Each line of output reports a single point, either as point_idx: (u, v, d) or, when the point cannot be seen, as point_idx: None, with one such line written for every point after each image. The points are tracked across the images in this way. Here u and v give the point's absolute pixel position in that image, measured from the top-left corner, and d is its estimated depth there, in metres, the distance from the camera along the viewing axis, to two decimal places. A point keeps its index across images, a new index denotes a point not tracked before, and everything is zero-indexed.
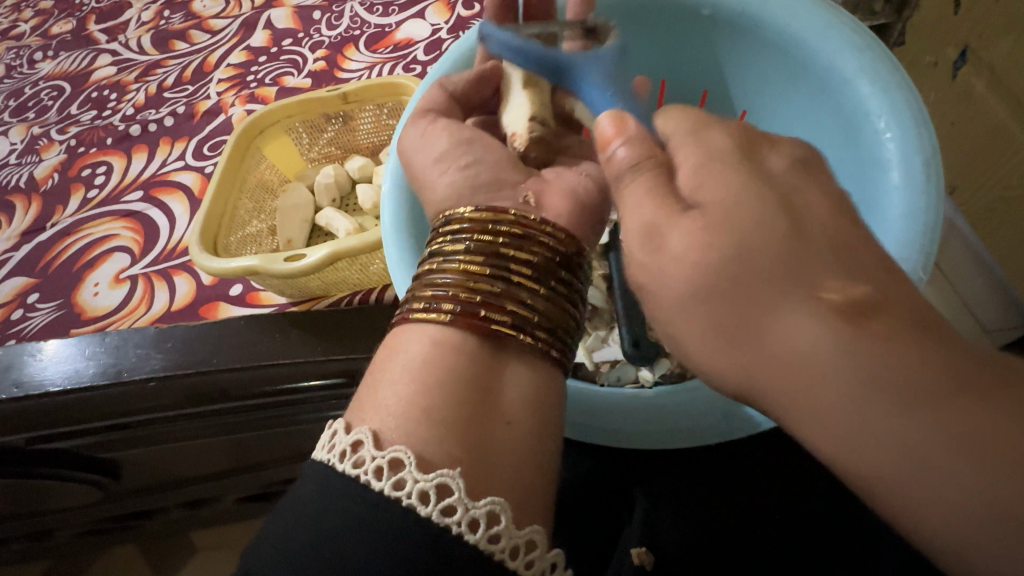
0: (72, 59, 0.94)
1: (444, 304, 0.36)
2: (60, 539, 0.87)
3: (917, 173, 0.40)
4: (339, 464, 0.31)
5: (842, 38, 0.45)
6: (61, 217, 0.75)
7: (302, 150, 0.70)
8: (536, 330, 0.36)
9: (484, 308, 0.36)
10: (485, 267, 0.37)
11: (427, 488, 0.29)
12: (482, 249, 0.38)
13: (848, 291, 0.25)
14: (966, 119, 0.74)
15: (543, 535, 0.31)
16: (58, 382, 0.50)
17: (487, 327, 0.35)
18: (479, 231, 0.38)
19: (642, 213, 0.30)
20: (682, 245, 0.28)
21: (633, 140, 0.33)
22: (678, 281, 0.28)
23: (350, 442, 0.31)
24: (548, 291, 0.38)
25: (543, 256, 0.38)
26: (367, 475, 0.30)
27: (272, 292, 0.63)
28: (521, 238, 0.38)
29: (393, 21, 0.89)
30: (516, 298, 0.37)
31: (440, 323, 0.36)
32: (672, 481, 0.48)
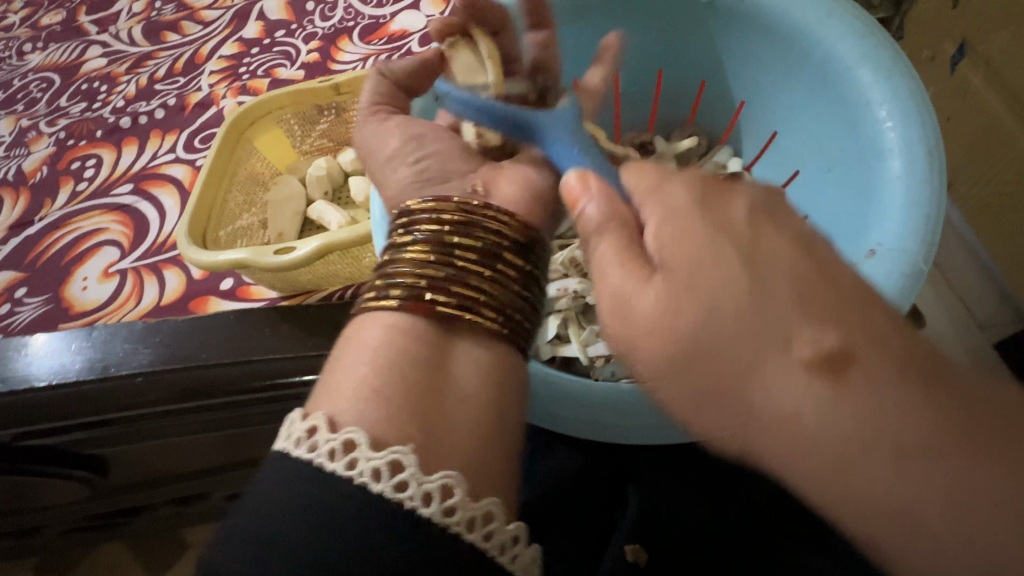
0: (62, 50, 0.93)
1: (392, 291, 0.36)
2: (51, 535, 0.86)
3: (918, 163, 0.39)
4: (294, 450, 0.30)
5: (842, 25, 0.44)
6: (49, 210, 0.74)
7: (294, 143, 0.69)
8: (484, 310, 0.36)
9: (430, 291, 0.35)
10: (431, 254, 0.36)
11: (378, 465, 0.29)
12: (430, 236, 0.37)
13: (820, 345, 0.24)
14: (964, 113, 0.74)
15: (501, 507, 0.30)
16: (43, 377, 0.49)
17: (433, 310, 0.35)
18: (424, 220, 0.38)
19: (608, 283, 0.29)
20: (652, 305, 0.27)
21: (598, 198, 0.32)
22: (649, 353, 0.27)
23: (303, 428, 0.30)
24: (497, 271, 0.37)
25: (489, 240, 0.37)
26: (319, 458, 0.29)
27: (263, 286, 0.62)
28: (467, 225, 0.37)
29: (387, 12, 0.88)
30: (462, 281, 0.36)
31: (389, 309, 0.36)
32: (662, 476, 0.48)
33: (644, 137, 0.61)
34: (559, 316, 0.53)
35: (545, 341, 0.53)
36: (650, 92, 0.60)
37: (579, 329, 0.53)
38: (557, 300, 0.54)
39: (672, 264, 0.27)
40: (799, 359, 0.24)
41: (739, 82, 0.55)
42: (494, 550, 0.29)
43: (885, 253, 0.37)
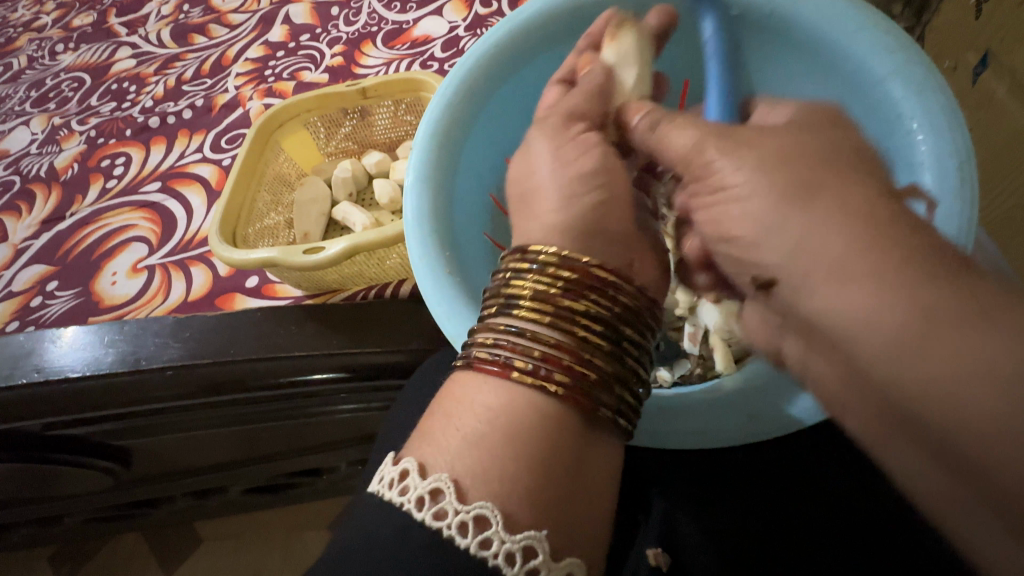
0: (93, 51, 0.95)
1: (555, 373, 0.31)
2: (72, 525, 0.88)
3: (949, 177, 0.40)
4: (416, 512, 0.28)
5: (873, 39, 0.44)
6: (80, 206, 0.76)
7: (319, 145, 0.71)
8: (633, 413, 0.34)
9: (595, 386, 0.32)
10: (602, 338, 0.33)
11: (513, 550, 0.27)
12: (604, 315, 0.34)
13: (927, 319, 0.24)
14: (987, 125, 0.73)
15: None
16: (77, 368, 0.50)
17: (595, 409, 0.31)
18: (596, 290, 0.34)
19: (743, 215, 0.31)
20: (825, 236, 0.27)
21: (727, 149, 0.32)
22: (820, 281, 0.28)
23: (427, 490, 0.28)
24: (643, 369, 0.35)
25: (641, 333, 0.36)
26: (450, 530, 0.27)
27: (288, 284, 0.63)
28: (636, 310, 0.35)
29: (411, 18, 0.89)
30: (622, 377, 0.33)
31: (545, 393, 0.31)
32: (686, 478, 0.48)
33: None
34: None
35: None
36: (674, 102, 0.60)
37: None
38: None
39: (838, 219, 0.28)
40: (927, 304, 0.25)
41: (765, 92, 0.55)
42: None
43: None
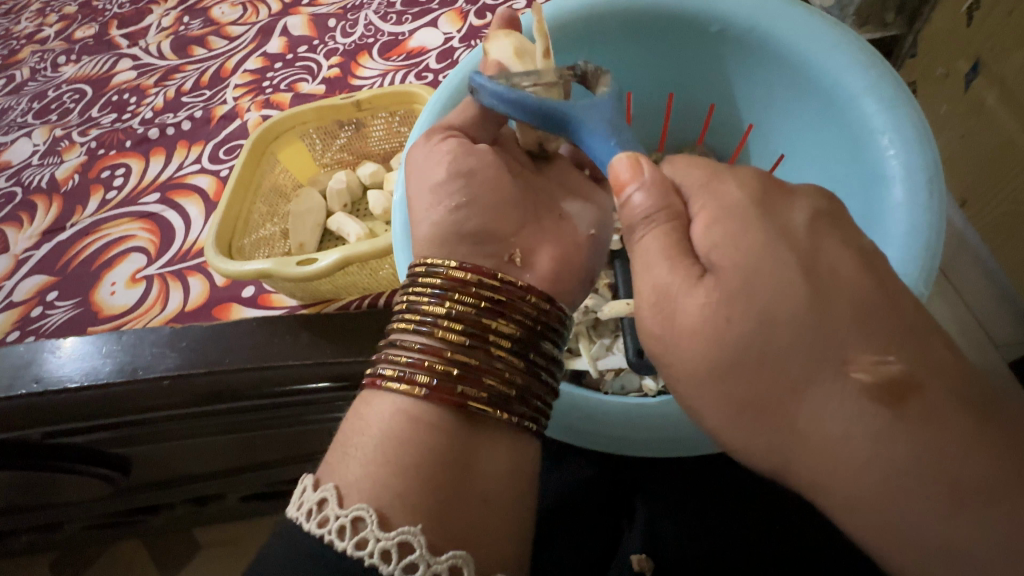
0: (94, 63, 0.97)
1: (418, 376, 0.38)
2: (71, 531, 0.89)
3: (920, 190, 0.42)
4: (338, 542, 0.32)
5: (847, 57, 0.47)
6: (80, 217, 0.77)
7: (315, 156, 0.72)
8: (512, 406, 0.39)
9: (462, 383, 0.38)
10: (463, 338, 0.39)
11: (440, 570, 0.32)
12: (462, 315, 0.39)
13: (877, 370, 0.27)
14: (975, 133, 0.74)
15: None
16: (76, 378, 0.51)
17: (463, 403, 0.37)
18: (459, 291, 0.40)
19: (652, 276, 0.33)
20: (695, 308, 0.30)
21: (650, 186, 0.35)
22: (687, 353, 0.31)
23: (348, 518, 0.33)
24: (525, 361, 0.40)
25: (517, 327, 0.40)
26: (371, 557, 0.31)
27: (283, 294, 0.64)
28: (504, 305, 0.40)
29: (407, 29, 0.91)
30: (494, 371, 0.38)
31: (413, 396, 0.37)
32: (671, 486, 0.49)
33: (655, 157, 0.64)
34: (571, 330, 0.55)
35: None
36: (662, 115, 0.63)
37: (589, 343, 0.55)
38: None
39: (723, 270, 0.30)
40: (854, 382, 0.27)
41: (746, 106, 0.58)
42: None
43: None
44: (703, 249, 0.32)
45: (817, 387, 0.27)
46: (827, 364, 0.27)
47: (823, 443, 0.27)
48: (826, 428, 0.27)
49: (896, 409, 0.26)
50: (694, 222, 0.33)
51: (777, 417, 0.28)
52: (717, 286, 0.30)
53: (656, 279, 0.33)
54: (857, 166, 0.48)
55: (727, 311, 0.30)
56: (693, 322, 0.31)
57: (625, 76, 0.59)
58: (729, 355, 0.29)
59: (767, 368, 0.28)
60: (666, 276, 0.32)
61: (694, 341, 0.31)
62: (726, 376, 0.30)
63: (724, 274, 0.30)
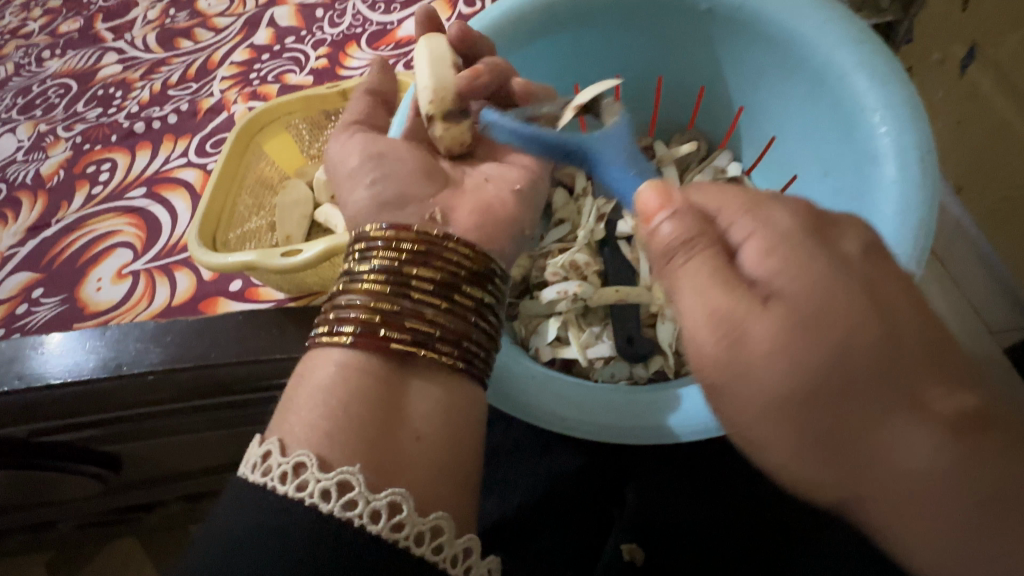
0: (79, 57, 0.95)
1: (344, 327, 0.38)
2: (64, 530, 0.88)
3: (912, 168, 0.41)
4: (280, 487, 0.32)
5: (838, 33, 0.46)
6: (65, 213, 0.76)
7: (302, 148, 0.70)
8: (441, 346, 0.39)
9: (385, 327, 0.38)
10: (385, 288, 0.39)
11: (379, 506, 0.32)
12: (386, 265, 0.40)
13: (945, 405, 0.26)
14: (971, 117, 0.73)
15: (451, 522, 0.34)
16: (58, 375, 0.50)
17: (387, 346, 0.38)
18: (381, 246, 0.41)
19: (705, 301, 0.29)
20: (766, 339, 0.28)
21: (678, 212, 0.32)
22: (770, 379, 0.28)
23: (290, 464, 0.33)
24: (452, 304, 0.40)
25: (443, 271, 0.40)
26: (311, 498, 0.31)
27: (270, 287, 0.63)
28: (426, 252, 0.41)
29: (395, 19, 0.89)
30: (419, 314, 0.39)
31: (341, 345, 0.38)
32: (662, 476, 0.49)
33: (647, 142, 0.64)
34: (560, 319, 0.54)
35: (545, 343, 0.54)
36: (652, 99, 0.63)
37: (579, 332, 0.54)
38: (557, 302, 0.54)
39: (787, 296, 0.28)
40: (923, 420, 0.26)
41: (739, 88, 0.57)
42: (446, 562, 0.33)
43: None
44: (743, 235, 0.30)
45: (896, 419, 0.26)
46: (896, 398, 0.26)
47: (896, 467, 0.27)
48: (911, 458, 0.26)
49: (961, 438, 0.26)
50: (743, 247, 0.30)
51: (839, 445, 0.27)
52: (780, 308, 0.28)
53: (710, 306, 0.29)
54: (850, 144, 0.47)
55: (794, 329, 0.27)
56: (766, 345, 0.28)
57: (616, 58, 0.59)
58: (809, 387, 0.27)
59: (849, 395, 0.27)
60: (724, 302, 0.29)
61: (765, 368, 0.28)
62: (805, 402, 0.27)
63: (793, 299, 0.28)
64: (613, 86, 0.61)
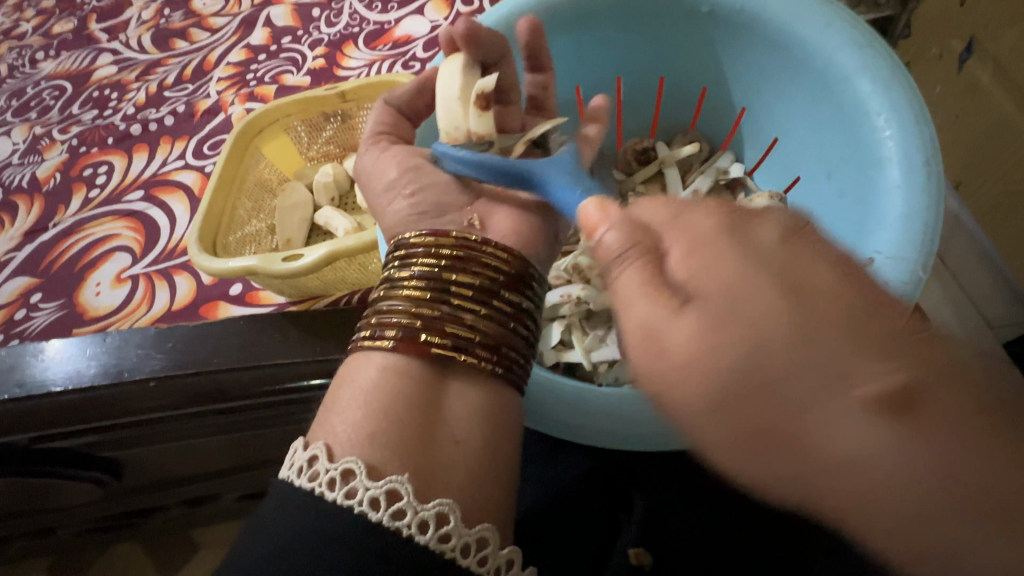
0: (73, 58, 0.94)
1: (386, 331, 0.38)
2: (67, 535, 0.88)
3: (916, 172, 0.41)
4: (328, 493, 0.32)
5: (842, 36, 0.46)
6: (62, 217, 0.75)
7: (301, 150, 0.70)
8: (480, 351, 0.38)
9: (425, 331, 0.38)
10: (424, 293, 0.39)
11: (427, 517, 0.31)
12: (427, 271, 0.40)
13: (886, 379, 0.22)
14: (971, 113, 0.73)
15: (496, 534, 0.33)
16: (59, 382, 0.50)
17: (427, 351, 0.37)
18: (422, 252, 0.41)
19: (635, 313, 0.27)
20: (683, 338, 0.25)
21: (617, 224, 0.30)
22: (687, 395, 0.25)
23: (338, 471, 0.32)
24: (491, 309, 0.40)
25: (483, 277, 0.40)
26: (360, 506, 0.31)
27: (271, 291, 0.63)
28: (464, 258, 0.41)
29: (392, 18, 0.89)
30: (458, 319, 0.38)
31: (383, 349, 0.38)
32: (667, 480, 0.49)
33: (647, 143, 0.63)
34: (563, 322, 0.54)
35: (549, 347, 0.54)
36: (652, 100, 0.62)
37: (582, 335, 0.54)
38: (560, 306, 0.55)
39: (706, 296, 0.26)
40: (860, 398, 0.22)
41: (740, 89, 0.57)
42: (488, 574, 0.32)
43: (883, 261, 0.39)
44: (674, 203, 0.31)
45: (838, 401, 0.22)
46: (827, 377, 0.22)
47: (844, 463, 0.22)
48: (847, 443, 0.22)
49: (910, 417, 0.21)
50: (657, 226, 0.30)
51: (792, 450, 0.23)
52: (702, 310, 0.25)
53: (637, 317, 0.27)
54: (854, 146, 0.47)
55: (715, 325, 0.25)
56: (685, 348, 0.25)
57: (616, 59, 0.59)
58: (725, 382, 0.24)
59: (771, 393, 0.23)
60: (648, 311, 0.27)
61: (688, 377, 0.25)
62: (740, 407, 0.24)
63: (708, 298, 0.26)
64: (613, 88, 0.61)
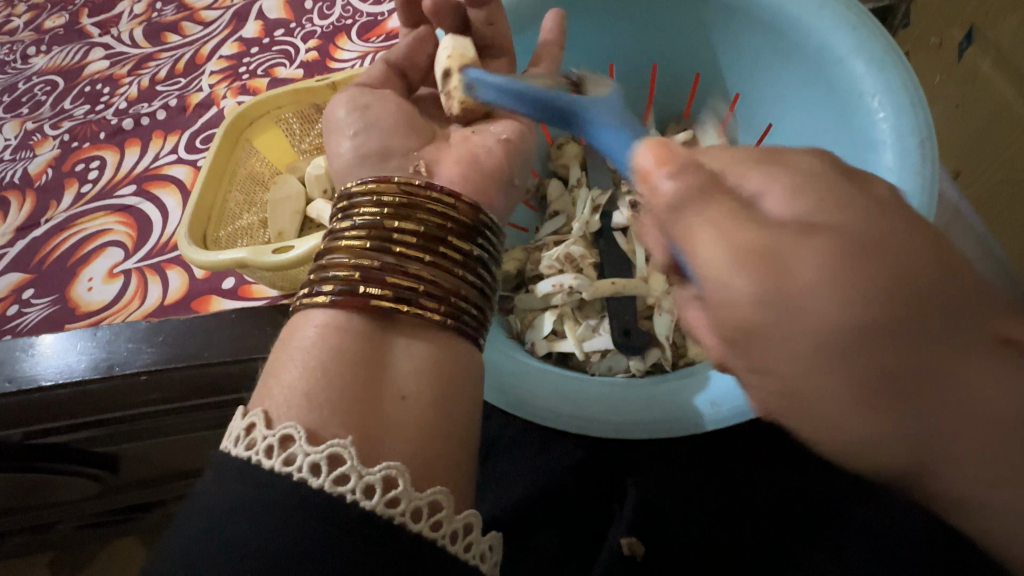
0: (65, 53, 0.94)
1: (325, 286, 0.38)
2: (64, 531, 0.88)
3: (911, 155, 0.40)
4: (266, 461, 0.31)
5: (835, 17, 0.45)
6: (55, 212, 0.75)
7: (293, 142, 0.69)
8: (424, 300, 0.38)
9: (365, 283, 0.38)
10: (365, 243, 0.39)
11: (373, 481, 0.31)
12: (368, 222, 0.40)
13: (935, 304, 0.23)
14: (971, 101, 0.73)
15: (449, 498, 0.33)
16: (50, 377, 0.50)
17: (369, 302, 0.37)
18: (363, 203, 0.41)
19: (690, 243, 0.26)
20: (741, 275, 0.25)
21: (678, 170, 0.28)
22: (731, 317, 0.25)
23: (277, 437, 0.32)
24: (435, 257, 0.39)
25: (427, 225, 0.40)
26: (300, 472, 0.30)
27: (263, 285, 0.63)
28: (406, 207, 0.40)
29: (386, 9, 0.88)
30: (400, 269, 0.38)
31: (324, 305, 0.38)
32: (662, 467, 0.49)
33: None
34: (556, 312, 0.54)
35: (541, 337, 0.53)
36: (646, 89, 0.62)
37: (575, 326, 0.53)
38: (553, 295, 0.54)
39: (765, 224, 0.25)
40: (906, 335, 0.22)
41: (734, 76, 0.57)
42: (444, 538, 0.31)
43: None
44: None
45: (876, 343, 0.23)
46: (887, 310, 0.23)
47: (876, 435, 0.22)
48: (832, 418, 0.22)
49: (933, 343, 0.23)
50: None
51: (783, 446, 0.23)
52: (762, 231, 0.25)
53: (716, 245, 0.25)
54: (847, 130, 0.46)
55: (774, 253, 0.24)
56: (740, 292, 0.25)
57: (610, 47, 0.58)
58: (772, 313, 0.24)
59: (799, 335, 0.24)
60: (729, 240, 0.25)
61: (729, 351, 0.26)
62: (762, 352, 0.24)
63: (766, 227, 0.25)
64: (607, 75, 0.60)
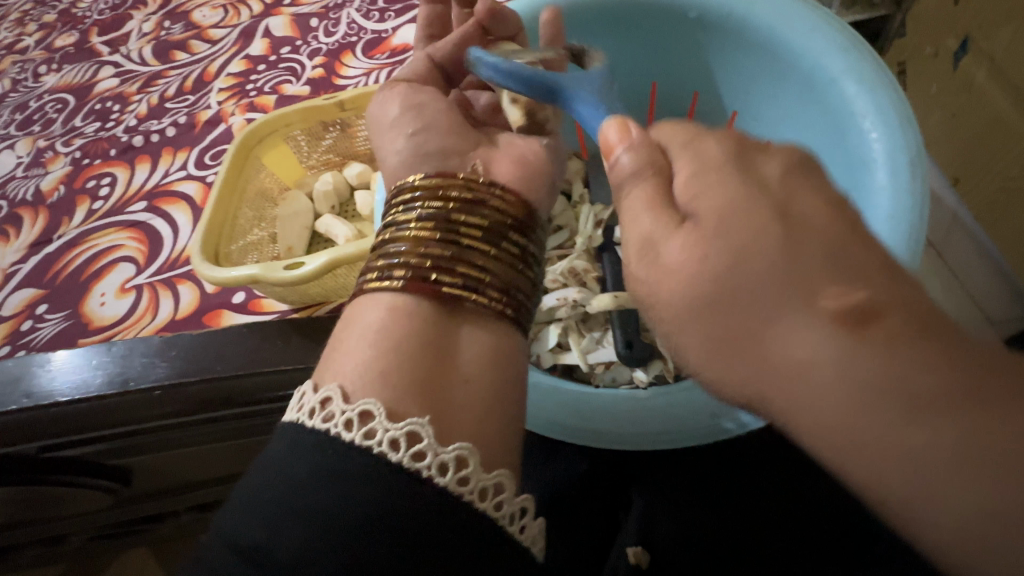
0: (76, 71, 0.96)
1: (395, 272, 0.39)
2: (73, 544, 0.88)
3: (904, 173, 0.41)
4: (346, 434, 0.32)
5: (827, 40, 0.47)
6: (67, 228, 0.76)
7: (301, 158, 0.71)
8: (489, 290, 0.40)
9: (435, 272, 0.39)
10: (433, 233, 0.40)
11: (446, 459, 0.32)
12: (432, 214, 0.41)
13: (843, 299, 0.25)
14: (966, 110, 0.74)
15: (512, 480, 0.34)
16: (66, 392, 0.51)
17: (439, 289, 0.39)
18: (429, 197, 0.42)
19: (638, 225, 0.31)
20: (676, 251, 0.29)
21: (634, 145, 0.34)
22: (670, 292, 0.29)
23: (357, 412, 0.33)
24: (500, 250, 0.41)
25: (492, 218, 0.42)
26: (380, 446, 0.32)
27: (273, 299, 0.64)
28: (472, 202, 0.42)
29: (390, 26, 0.90)
30: (467, 259, 0.40)
31: (394, 290, 0.39)
32: (666, 480, 0.50)
33: None
34: (560, 324, 0.55)
35: (546, 350, 0.55)
36: (645, 106, 0.63)
37: (579, 337, 0.55)
38: (556, 309, 0.56)
39: (701, 215, 0.29)
40: (822, 315, 0.25)
41: (730, 93, 0.58)
42: (504, 518, 0.33)
43: None
44: (686, 197, 0.30)
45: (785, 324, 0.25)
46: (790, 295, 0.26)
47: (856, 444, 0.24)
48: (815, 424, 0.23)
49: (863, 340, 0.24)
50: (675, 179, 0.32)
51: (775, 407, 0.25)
52: (696, 226, 0.29)
53: (640, 230, 0.31)
54: (841, 148, 0.47)
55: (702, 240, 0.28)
56: (675, 266, 0.29)
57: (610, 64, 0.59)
58: (709, 288, 0.27)
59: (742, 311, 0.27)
60: (647, 225, 0.31)
61: (672, 284, 0.29)
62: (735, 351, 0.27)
63: (701, 217, 0.29)
64: None
